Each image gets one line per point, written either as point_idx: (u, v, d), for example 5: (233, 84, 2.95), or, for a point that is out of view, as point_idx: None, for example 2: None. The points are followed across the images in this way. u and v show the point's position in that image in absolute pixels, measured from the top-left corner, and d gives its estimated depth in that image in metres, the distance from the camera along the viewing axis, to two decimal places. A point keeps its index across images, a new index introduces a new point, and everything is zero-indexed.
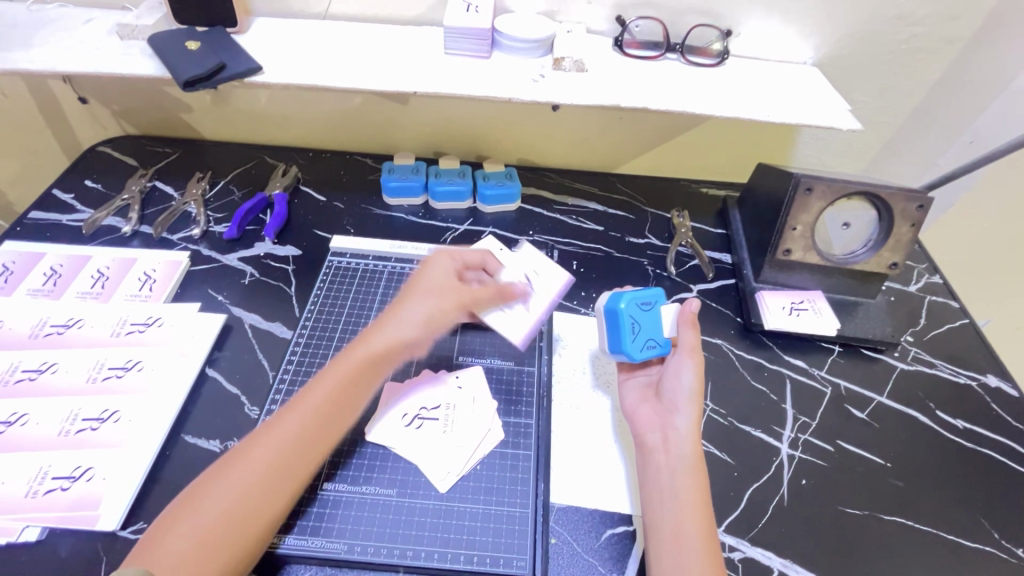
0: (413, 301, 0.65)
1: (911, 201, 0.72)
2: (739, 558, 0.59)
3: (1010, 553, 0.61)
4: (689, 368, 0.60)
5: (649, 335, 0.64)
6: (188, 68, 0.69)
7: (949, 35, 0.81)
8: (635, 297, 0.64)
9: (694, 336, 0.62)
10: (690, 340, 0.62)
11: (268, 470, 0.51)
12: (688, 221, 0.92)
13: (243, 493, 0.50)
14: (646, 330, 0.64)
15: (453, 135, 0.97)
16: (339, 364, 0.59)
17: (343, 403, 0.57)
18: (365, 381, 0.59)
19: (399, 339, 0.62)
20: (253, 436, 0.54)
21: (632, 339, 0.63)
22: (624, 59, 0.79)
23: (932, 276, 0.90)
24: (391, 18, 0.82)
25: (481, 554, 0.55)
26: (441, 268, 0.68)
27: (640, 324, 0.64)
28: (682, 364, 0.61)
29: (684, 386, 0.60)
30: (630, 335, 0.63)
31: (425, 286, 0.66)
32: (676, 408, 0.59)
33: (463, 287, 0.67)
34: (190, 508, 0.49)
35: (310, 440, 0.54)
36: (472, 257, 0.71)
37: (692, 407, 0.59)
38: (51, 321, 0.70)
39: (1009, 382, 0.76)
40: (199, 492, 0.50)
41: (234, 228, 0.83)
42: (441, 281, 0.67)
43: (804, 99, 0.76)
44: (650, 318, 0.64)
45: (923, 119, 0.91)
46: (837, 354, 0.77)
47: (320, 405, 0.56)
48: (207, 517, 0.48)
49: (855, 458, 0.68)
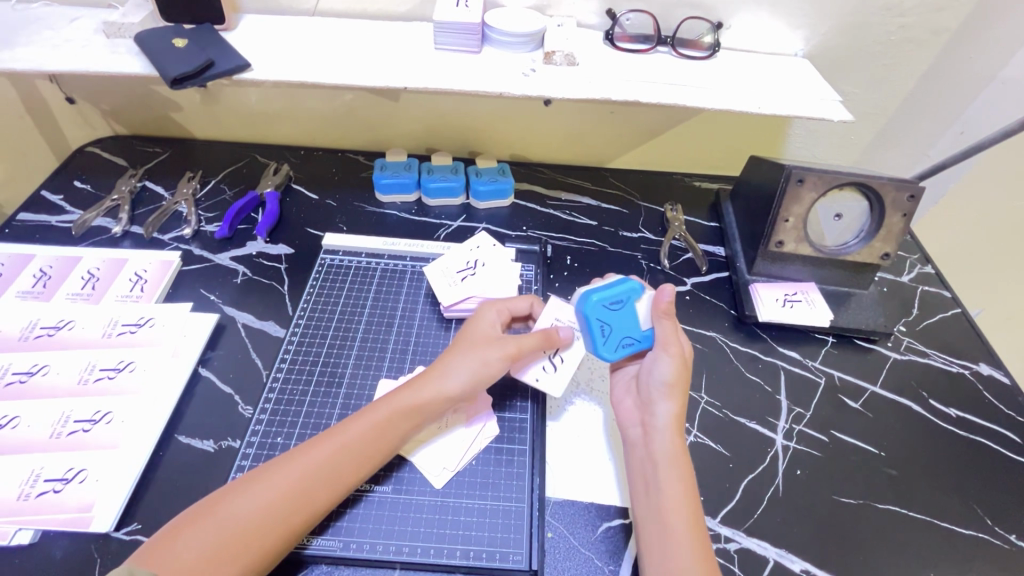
0: (461, 354, 0.60)
1: (902, 191, 0.73)
2: (735, 549, 0.59)
3: (1003, 540, 0.62)
4: (665, 362, 0.59)
5: (625, 333, 0.62)
6: (176, 66, 0.68)
7: (940, 25, 0.82)
8: (602, 296, 0.62)
9: (670, 328, 0.61)
10: (667, 332, 0.61)
11: (292, 495, 0.50)
12: (681, 214, 0.93)
13: (263, 514, 0.49)
14: (620, 326, 0.62)
15: (445, 131, 0.96)
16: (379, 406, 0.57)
17: (379, 443, 0.55)
18: (402, 429, 0.56)
19: (442, 391, 0.58)
20: (280, 458, 0.53)
21: (605, 340, 0.62)
22: (615, 52, 0.79)
23: (924, 266, 0.91)
24: (381, 14, 0.81)
25: (477, 549, 0.55)
26: (492, 319, 0.63)
27: (612, 323, 0.62)
28: (656, 358, 0.60)
29: (657, 379, 0.59)
30: (602, 338, 0.62)
31: (475, 339, 0.61)
32: (653, 401, 0.59)
33: (509, 337, 0.61)
34: (208, 517, 0.49)
35: (338, 474, 0.53)
36: (518, 307, 0.66)
37: (669, 399, 0.58)
38: (41, 323, 0.69)
39: (1001, 370, 0.77)
40: (219, 503, 0.50)
41: (225, 227, 0.83)
42: (490, 333, 0.62)
43: (795, 91, 0.76)
44: (623, 314, 0.62)
45: (913, 110, 0.92)
46: (830, 345, 0.78)
47: (353, 441, 0.54)
48: (223, 530, 0.48)
49: (849, 448, 0.68)
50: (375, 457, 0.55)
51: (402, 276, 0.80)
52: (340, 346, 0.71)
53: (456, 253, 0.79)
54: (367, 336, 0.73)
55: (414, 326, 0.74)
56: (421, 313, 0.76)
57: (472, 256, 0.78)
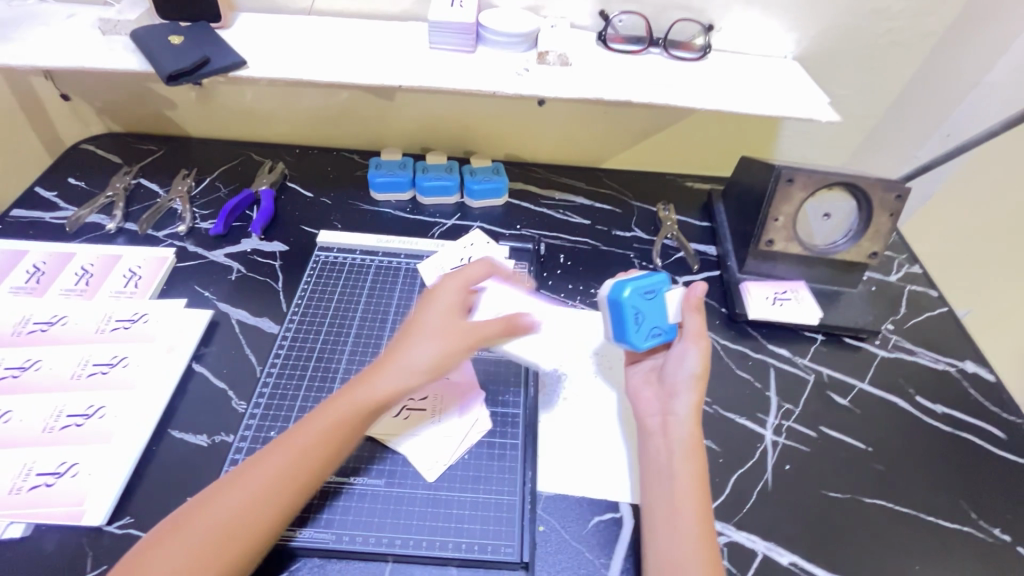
0: (417, 341, 0.58)
1: (889, 191, 0.74)
2: (724, 542, 0.60)
3: (987, 533, 0.63)
4: (694, 352, 0.61)
5: (653, 324, 0.63)
6: (171, 63, 0.68)
7: (926, 29, 0.83)
8: (639, 287, 0.63)
9: (699, 321, 0.63)
10: (696, 325, 0.63)
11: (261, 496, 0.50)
12: (673, 214, 0.94)
13: (239, 515, 0.49)
14: (651, 317, 0.63)
15: (440, 131, 0.97)
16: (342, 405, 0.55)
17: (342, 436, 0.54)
18: (364, 422, 0.55)
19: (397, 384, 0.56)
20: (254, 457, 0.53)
21: (637, 330, 0.63)
22: (608, 53, 0.79)
23: (912, 266, 0.92)
24: (376, 14, 0.82)
25: (469, 541, 0.56)
26: (450, 298, 0.61)
27: (644, 314, 0.63)
28: (686, 348, 0.62)
29: (685, 370, 0.61)
30: (635, 327, 0.63)
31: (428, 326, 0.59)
32: (675, 392, 0.60)
33: (470, 326, 0.59)
34: (194, 517, 0.49)
35: (303, 469, 0.52)
36: (478, 275, 0.64)
37: (692, 390, 0.60)
38: (33, 319, 0.69)
39: (986, 368, 0.78)
40: (208, 501, 0.50)
41: (220, 224, 0.83)
42: (445, 318, 0.60)
43: (785, 92, 0.77)
44: (655, 305, 0.64)
45: (902, 112, 0.93)
46: (819, 342, 0.79)
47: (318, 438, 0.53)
48: (204, 532, 0.48)
49: (837, 444, 0.69)
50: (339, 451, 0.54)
51: (396, 273, 0.80)
52: (333, 343, 0.72)
53: (450, 251, 0.82)
54: (360, 332, 0.73)
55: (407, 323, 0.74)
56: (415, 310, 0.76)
57: (465, 253, 0.81)
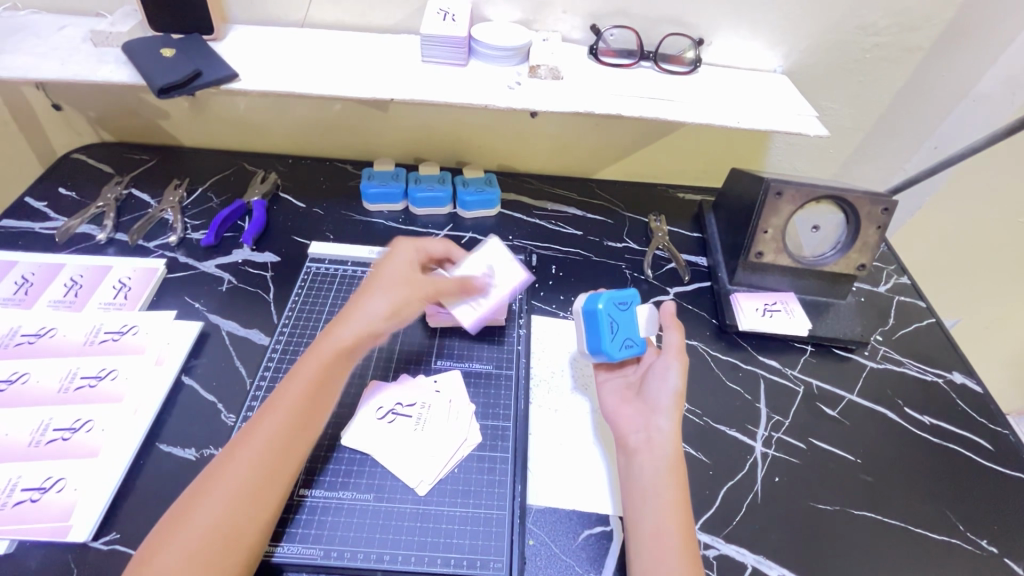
0: (373, 296, 0.62)
1: (877, 205, 0.75)
2: (714, 555, 0.60)
3: (974, 545, 0.63)
4: (675, 370, 0.62)
5: (627, 335, 0.66)
6: (163, 75, 0.69)
7: (911, 45, 0.85)
8: (612, 297, 0.66)
9: (678, 337, 0.64)
10: (676, 342, 0.64)
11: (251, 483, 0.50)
12: (665, 225, 0.94)
13: (228, 513, 0.48)
14: (625, 327, 0.66)
15: (433, 142, 0.97)
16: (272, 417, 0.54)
17: (315, 397, 0.56)
18: (336, 374, 0.58)
19: (360, 335, 0.59)
20: (223, 455, 0.52)
21: (613, 338, 0.65)
22: (599, 66, 0.80)
23: (900, 277, 0.93)
24: (370, 26, 0.82)
25: (458, 556, 0.56)
26: (400, 261, 0.66)
27: (619, 323, 0.66)
28: (668, 365, 0.63)
29: (669, 387, 0.61)
30: (611, 335, 0.65)
31: (383, 277, 0.64)
32: (658, 408, 0.60)
33: (427, 279, 0.65)
34: (177, 528, 0.47)
35: (285, 440, 0.53)
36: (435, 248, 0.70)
37: (673, 407, 0.60)
38: (22, 330, 0.69)
39: (974, 379, 0.79)
40: (184, 513, 0.48)
41: (211, 234, 0.83)
42: (402, 272, 0.64)
43: (773, 105, 0.78)
44: (627, 317, 0.67)
45: (888, 125, 0.95)
46: (809, 354, 0.79)
47: (290, 407, 0.54)
48: (194, 534, 0.47)
49: (826, 455, 0.69)
50: (313, 410, 0.56)
51: None
52: None
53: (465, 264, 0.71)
54: None
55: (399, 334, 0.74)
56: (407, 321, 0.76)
57: (481, 264, 0.71)
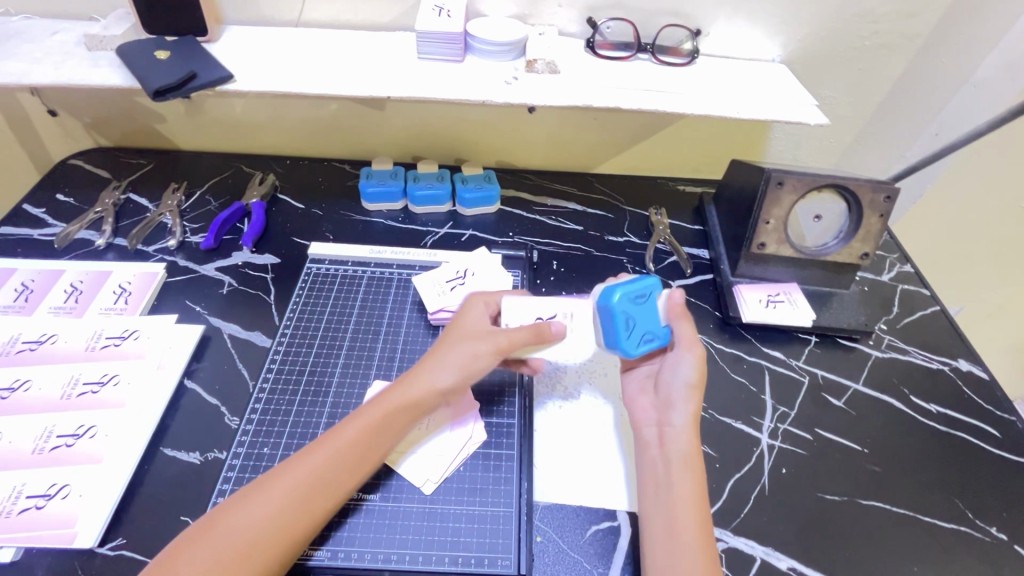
0: (451, 346, 0.59)
1: (879, 192, 0.74)
2: (722, 548, 0.59)
3: (984, 532, 0.63)
4: (688, 361, 0.60)
5: (644, 329, 0.61)
6: (158, 77, 0.68)
7: (910, 31, 0.84)
8: (629, 291, 0.60)
9: (689, 329, 0.61)
10: (686, 334, 0.61)
11: (296, 510, 0.49)
12: (665, 218, 0.94)
13: (263, 527, 0.47)
14: (642, 322, 0.61)
15: (430, 139, 0.97)
16: (325, 452, 0.52)
17: (376, 439, 0.54)
18: (398, 426, 0.55)
19: (431, 385, 0.57)
20: (279, 467, 0.52)
21: (629, 337, 0.60)
22: (596, 60, 0.80)
23: (903, 265, 0.93)
24: (364, 24, 0.82)
25: (466, 554, 0.55)
26: (480, 313, 0.63)
27: (635, 318, 0.60)
28: (681, 357, 0.60)
29: (679, 381, 0.60)
30: (627, 334, 0.60)
31: (464, 331, 0.61)
32: (673, 403, 0.59)
33: (498, 331, 0.60)
34: (206, 536, 0.47)
35: (336, 475, 0.52)
36: (507, 300, 0.66)
37: (689, 402, 0.58)
38: (23, 338, 0.69)
39: (979, 366, 0.78)
40: (219, 518, 0.48)
41: (210, 237, 0.83)
42: (478, 326, 0.62)
43: (772, 95, 0.77)
44: (646, 309, 0.61)
45: (888, 113, 0.94)
46: (814, 344, 0.79)
47: (349, 444, 0.53)
48: (224, 546, 0.46)
49: (833, 445, 0.69)
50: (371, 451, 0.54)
51: (388, 284, 0.80)
52: (327, 355, 0.71)
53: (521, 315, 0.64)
54: (353, 345, 0.73)
55: (401, 334, 0.74)
56: (408, 320, 0.76)
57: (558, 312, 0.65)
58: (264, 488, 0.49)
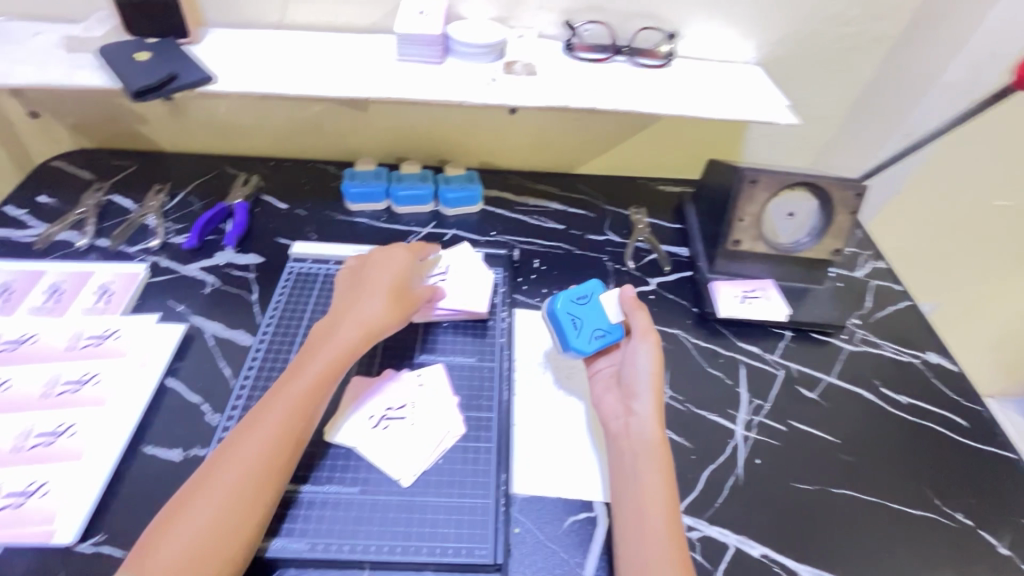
0: (361, 300, 0.65)
1: (849, 190, 0.76)
2: (697, 537, 0.61)
3: (950, 518, 0.65)
4: (647, 349, 0.63)
5: (593, 326, 0.67)
6: (138, 79, 0.69)
7: (878, 34, 0.86)
8: (569, 296, 0.69)
9: (645, 319, 0.66)
10: (642, 323, 0.66)
11: (250, 487, 0.51)
12: (645, 217, 0.96)
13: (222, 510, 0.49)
14: (589, 320, 0.67)
15: (413, 140, 0.98)
16: (263, 426, 0.54)
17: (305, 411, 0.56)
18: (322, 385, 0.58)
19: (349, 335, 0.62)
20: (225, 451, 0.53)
21: (577, 334, 0.66)
22: (574, 62, 0.81)
23: (877, 262, 0.95)
24: (346, 27, 0.83)
25: (444, 545, 0.56)
26: (379, 269, 0.69)
27: (582, 317, 0.67)
28: (638, 347, 0.64)
29: (642, 370, 0.62)
30: (574, 331, 0.66)
31: (367, 287, 0.67)
32: (636, 393, 0.61)
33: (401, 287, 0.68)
34: (177, 524, 0.48)
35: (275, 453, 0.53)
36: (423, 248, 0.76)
37: (650, 390, 0.61)
38: (3, 338, 0.69)
39: (948, 358, 0.81)
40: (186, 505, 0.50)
41: (194, 238, 0.83)
42: (384, 277, 0.68)
43: (746, 95, 0.80)
44: (590, 309, 0.68)
45: (860, 114, 0.97)
46: (788, 339, 0.81)
47: (303, 397, 0.57)
48: (191, 534, 0.48)
49: (806, 436, 0.71)
50: (305, 423, 0.56)
51: None
52: None
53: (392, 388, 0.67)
54: None
55: None
56: None
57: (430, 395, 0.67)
58: (218, 471, 0.51)
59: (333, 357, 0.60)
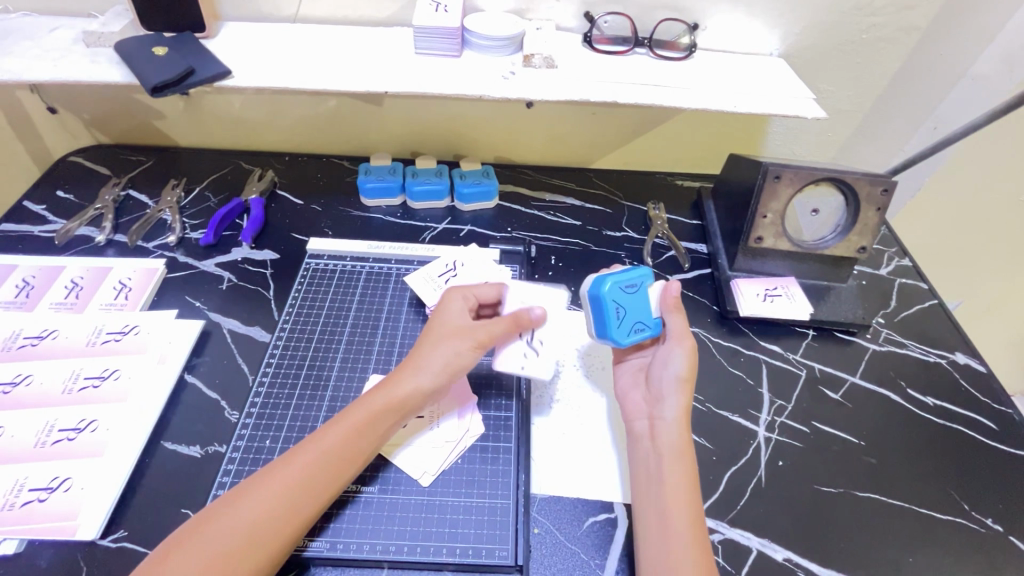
0: (433, 345, 0.60)
1: (877, 185, 0.74)
2: (719, 539, 0.60)
3: (979, 524, 0.63)
4: (679, 354, 0.61)
5: (636, 318, 0.64)
6: (156, 74, 0.68)
7: (908, 25, 0.84)
8: (619, 281, 0.64)
9: (681, 321, 0.63)
10: (677, 326, 0.63)
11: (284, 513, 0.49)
12: (663, 213, 0.94)
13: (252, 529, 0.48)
14: (633, 312, 0.64)
15: (430, 135, 0.97)
16: (311, 455, 0.52)
17: (363, 442, 0.55)
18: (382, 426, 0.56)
19: (417, 385, 0.58)
20: (269, 469, 0.52)
21: (619, 325, 0.63)
22: (593, 54, 0.80)
23: (902, 259, 0.93)
24: (362, 20, 0.82)
25: (464, 545, 0.56)
26: (457, 308, 0.63)
27: (626, 308, 0.64)
28: (671, 351, 0.61)
29: (671, 374, 0.60)
30: (617, 322, 0.63)
31: (444, 330, 0.61)
32: (662, 396, 0.60)
33: (479, 325, 0.61)
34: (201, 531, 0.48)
35: (324, 479, 0.52)
36: (487, 294, 0.65)
37: (679, 394, 0.59)
38: (24, 333, 0.69)
39: (977, 359, 0.79)
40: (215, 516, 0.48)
41: (210, 233, 0.83)
42: (458, 322, 0.61)
43: (771, 88, 0.77)
44: (637, 299, 0.64)
45: (887, 107, 0.94)
46: (811, 338, 0.79)
47: (352, 435, 0.54)
48: (214, 544, 0.47)
49: (830, 438, 0.69)
50: (352, 461, 0.54)
51: (386, 279, 0.80)
52: (325, 349, 0.72)
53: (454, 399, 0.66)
54: (352, 338, 0.73)
55: (398, 330, 0.74)
56: (406, 317, 0.76)
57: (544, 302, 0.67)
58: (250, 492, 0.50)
59: (389, 397, 0.56)
